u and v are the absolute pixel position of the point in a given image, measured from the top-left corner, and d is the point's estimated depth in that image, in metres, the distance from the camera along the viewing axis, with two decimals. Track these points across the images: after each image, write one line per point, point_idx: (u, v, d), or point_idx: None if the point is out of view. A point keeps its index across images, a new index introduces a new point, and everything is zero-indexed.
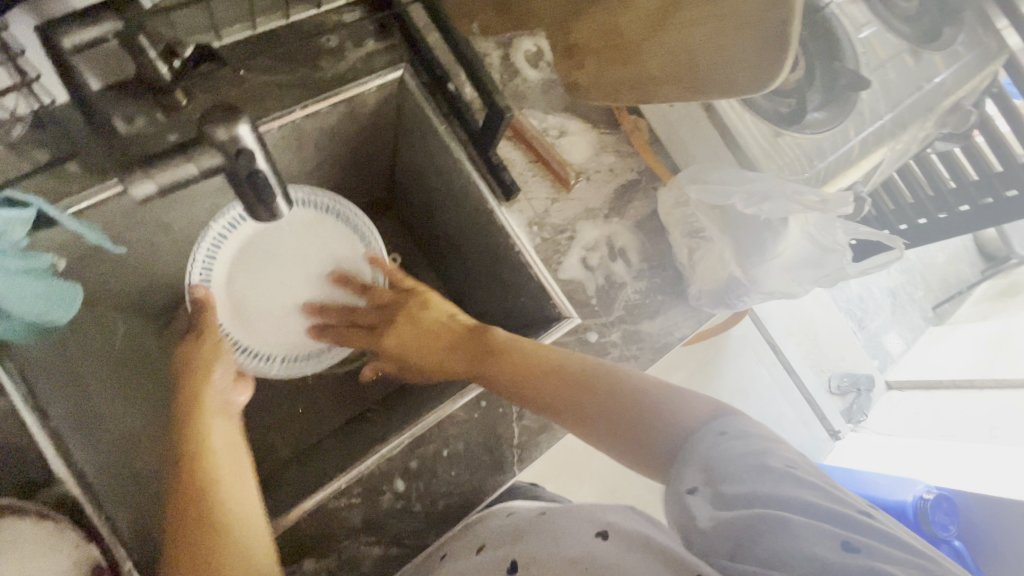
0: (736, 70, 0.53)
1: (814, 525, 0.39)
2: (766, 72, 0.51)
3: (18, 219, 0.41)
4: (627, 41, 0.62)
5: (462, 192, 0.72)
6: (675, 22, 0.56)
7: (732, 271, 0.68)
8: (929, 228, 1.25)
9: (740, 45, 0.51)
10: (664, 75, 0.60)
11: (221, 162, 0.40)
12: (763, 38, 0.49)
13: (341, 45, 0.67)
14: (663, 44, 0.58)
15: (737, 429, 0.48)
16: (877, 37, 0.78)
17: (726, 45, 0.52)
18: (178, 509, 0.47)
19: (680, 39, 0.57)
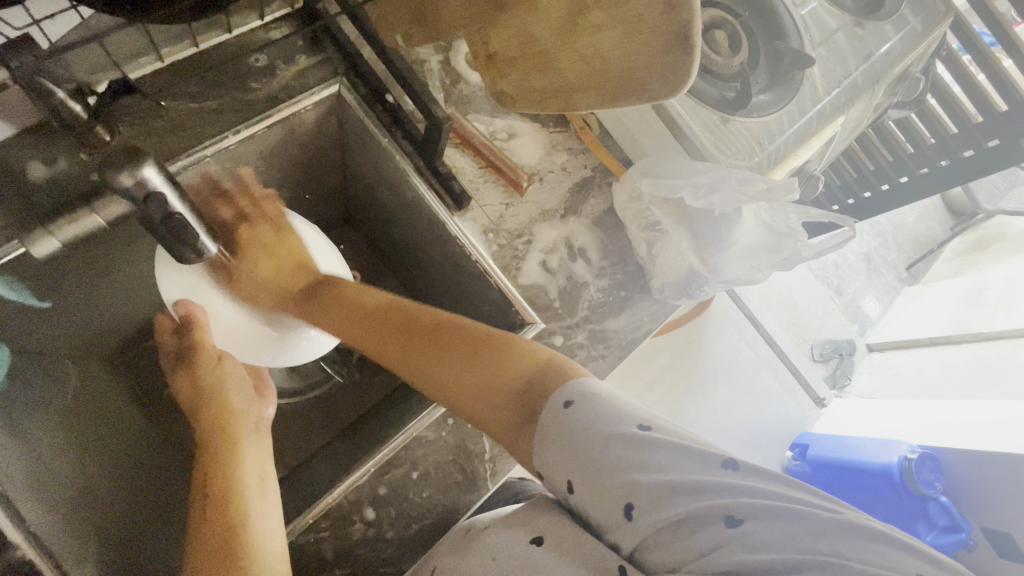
0: (645, 76, 0.48)
1: (704, 508, 0.39)
2: (673, 77, 0.46)
3: None
4: (540, 47, 0.56)
5: (414, 204, 0.71)
6: (584, 25, 0.51)
7: (692, 261, 0.68)
8: (893, 194, 1.26)
9: (646, 47, 0.47)
10: (580, 85, 0.55)
11: (129, 209, 0.37)
12: (669, 40, 0.45)
13: (270, 65, 0.65)
14: (574, 50, 0.52)
15: (589, 400, 0.44)
16: (819, 11, 0.77)
17: (635, 48, 0.48)
18: (201, 556, 0.47)
19: (590, 44, 0.51)
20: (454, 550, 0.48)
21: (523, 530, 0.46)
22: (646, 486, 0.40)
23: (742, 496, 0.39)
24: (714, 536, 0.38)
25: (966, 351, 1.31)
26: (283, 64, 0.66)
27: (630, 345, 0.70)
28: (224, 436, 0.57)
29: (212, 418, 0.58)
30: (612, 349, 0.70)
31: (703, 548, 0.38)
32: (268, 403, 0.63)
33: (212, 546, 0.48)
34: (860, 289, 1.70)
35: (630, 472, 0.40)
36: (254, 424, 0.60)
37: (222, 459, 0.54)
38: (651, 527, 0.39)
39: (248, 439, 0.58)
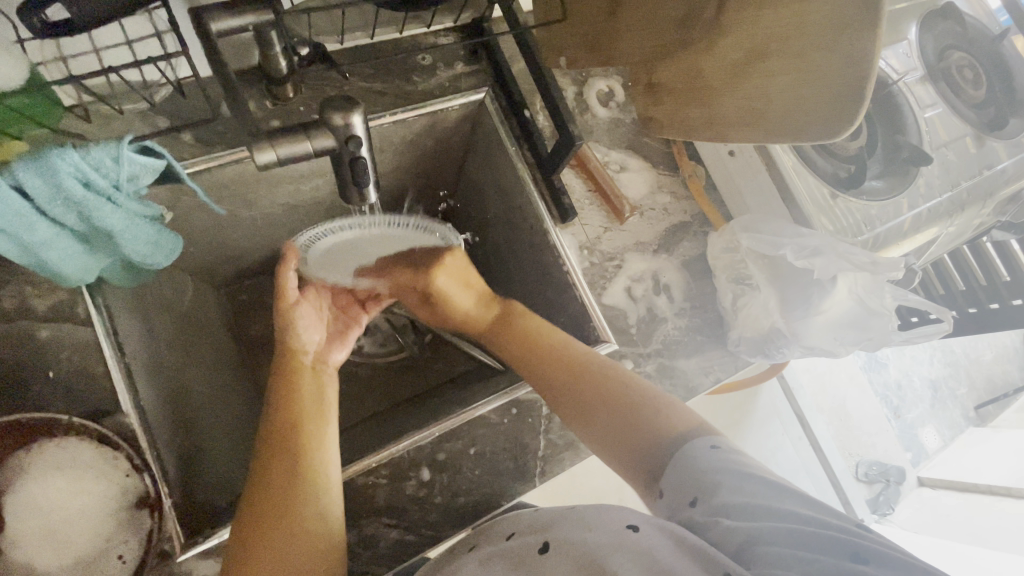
0: (806, 120, 0.57)
1: (821, 536, 0.39)
2: (836, 120, 0.54)
3: (151, 168, 0.44)
4: (704, 84, 0.64)
5: (521, 211, 0.76)
6: (754, 73, 0.59)
7: (775, 321, 0.69)
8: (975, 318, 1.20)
9: (814, 97, 0.55)
10: (731, 120, 0.63)
11: (333, 144, 0.45)
12: (838, 90, 0.53)
13: (433, 64, 0.73)
14: (740, 91, 0.61)
15: (729, 445, 0.50)
16: (941, 118, 0.79)
17: (803, 97, 0.56)
18: (269, 458, 0.51)
19: (757, 88, 0.59)
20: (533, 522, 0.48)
21: (621, 515, 0.45)
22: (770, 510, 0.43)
23: (858, 537, 0.39)
24: (833, 560, 0.38)
25: None
26: (443, 65, 0.74)
27: (694, 388, 0.72)
28: (292, 366, 0.61)
29: (296, 341, 0.64)
30: (676, 387, 0.71)
31: (814, 562, 0.37)
32: (341, 347, 0.67)
33: (276, 459, 0.51)
34: (921, 415, 1.62)
35: (760, 496, 0.44)
36: (316, 362, 0.63)
37: (290, 381, 0.59)
38: (761, 534, 0.41)
39: (312, 371, 0.62)
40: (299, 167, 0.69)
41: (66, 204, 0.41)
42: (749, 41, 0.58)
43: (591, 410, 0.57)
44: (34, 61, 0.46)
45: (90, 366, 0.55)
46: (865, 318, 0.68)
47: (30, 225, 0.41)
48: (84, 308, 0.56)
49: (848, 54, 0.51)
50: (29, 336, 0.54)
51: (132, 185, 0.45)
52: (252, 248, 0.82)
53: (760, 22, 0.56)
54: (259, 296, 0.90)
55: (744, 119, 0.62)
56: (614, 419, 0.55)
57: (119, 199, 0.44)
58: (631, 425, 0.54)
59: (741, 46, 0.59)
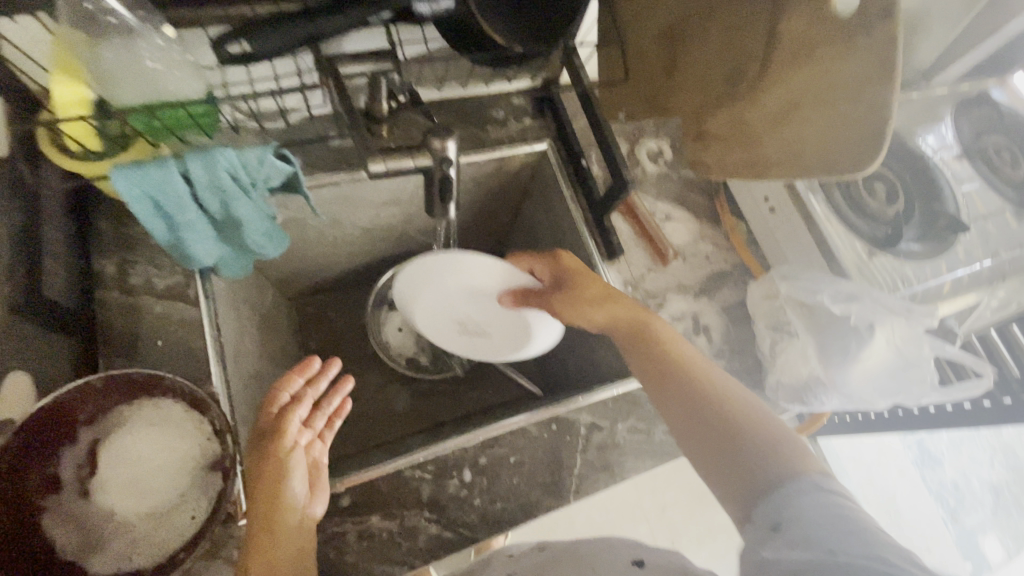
0: (830, 154, 0.58)
1: (843, 534, 0.38)
2: (868, 157, 0.55)
3: (281, 172, 0.54)
4: (748, 128, 0.66)
5: (572, 248, 0.84)
6: (787, 122, 0.62)
7: (813, 367, 0.72)
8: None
9: (846, 135, 0.56)
10: (774, 161, 0.65)
11: (429, 164, 0.54)
12: (868, 130, 0.54)
13: (506, 117, 0.84)
14: (780, 134, 0.63)
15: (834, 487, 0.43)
16: (978, 193, 0.84)
17: (835, 137, 0.57)
18: None
19: (796, 131, 0.61)
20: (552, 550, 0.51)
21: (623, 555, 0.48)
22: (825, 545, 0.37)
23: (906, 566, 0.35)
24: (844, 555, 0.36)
25: None
26: (514, 118, 0.85)
27: None
28: (273, 523, 0.52)
29: (271, 490, 0.54)
30: None
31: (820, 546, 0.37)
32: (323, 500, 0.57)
33: None
34: None
35: (801, 501, 0.42)
36: (298, 519, 0.54)
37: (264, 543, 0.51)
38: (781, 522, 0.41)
39: (291, 530, 0.53)
40: (382, 194, 0.79)
41: (216, 192, 0.51)
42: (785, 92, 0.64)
43: (697, 438, 0.52)
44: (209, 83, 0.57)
45: (190, 339, 0.63)
46: (904, 370, 0.70)
47: (184, 206, 0.51)
48: (194, 290, 0.65)
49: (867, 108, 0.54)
50: (147, 308, 0.63)
51: (263, 184, 0.54)
52: (327, 263, 0.91)
53: (792, 82, 0.60)
54: (323, 310, 0.99)
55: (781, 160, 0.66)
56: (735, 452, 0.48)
57: (253, 194, 0.54)
58: (745, 467, 0.47)
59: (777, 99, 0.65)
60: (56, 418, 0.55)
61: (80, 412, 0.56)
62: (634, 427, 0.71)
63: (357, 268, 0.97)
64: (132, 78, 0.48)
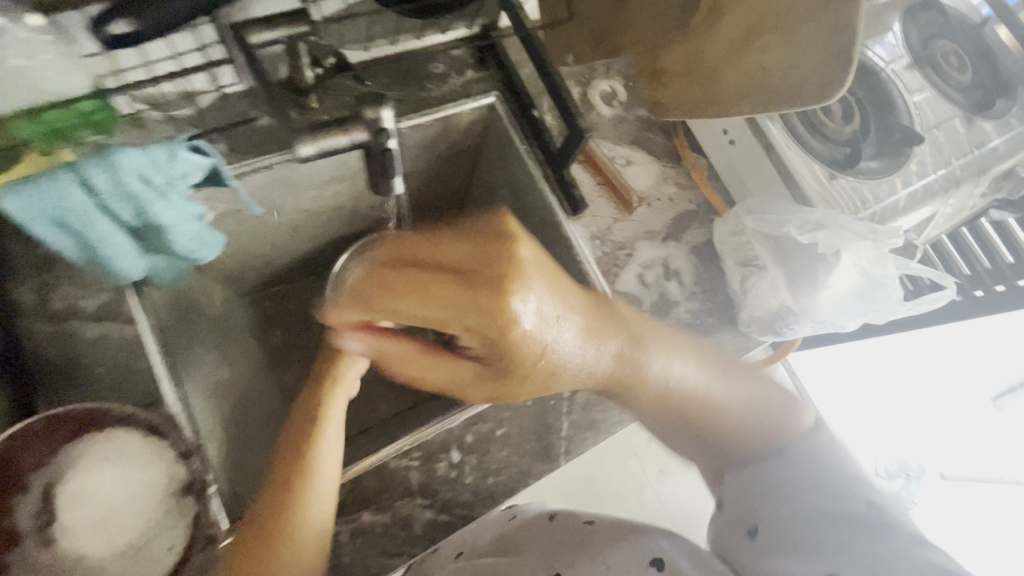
0: (802, 81, 0.61)
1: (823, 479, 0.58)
2: (829, 82, 0.59)
3: (201, 167, 0.47)
4: (708, 63, 0.65)
5: (535, 206, 0.80)
6: (752, 49, 0.63)
7: (784, 298, 0.72)
8: (965, 304, 1.22)
9: (805, 64, 0.60)
10: (736, 95, 0.65)
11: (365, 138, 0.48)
12: (828, 57, 0.59)
13: (445, 73, 0.77)
14: (744, 66, 0.64)
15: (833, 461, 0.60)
16: (930, 102, 0.83)
17: (795, 64, 0.61)
18: None
19: (758, 61, 0.63)
20: (523, 534, 0.64)
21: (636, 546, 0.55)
22: (776, 511, 0.58)
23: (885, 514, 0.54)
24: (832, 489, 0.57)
25: None
26: (455, 74, 0.77)
27: None
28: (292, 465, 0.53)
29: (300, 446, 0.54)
30: None
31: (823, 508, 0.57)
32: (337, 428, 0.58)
33: None
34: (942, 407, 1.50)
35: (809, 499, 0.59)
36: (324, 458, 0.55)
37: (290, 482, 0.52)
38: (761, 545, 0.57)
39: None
40: (322, 171, 0.72)
41: (126, 200, 0.45)
42: (745, 19, 0.62)
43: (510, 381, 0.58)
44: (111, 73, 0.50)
45: (134, 361, 0.58)
46: (873, 289, 0.70)
47: (90, 220, 0.44)
48: (130, 306, 0.60)
49: (837, 19, 0.57)
50: (79, 333, 0.58)
51: (184, 185, 0.48)
52: (276, 253, 0.86)
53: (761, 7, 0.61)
54: (282, 302, 0.95)
55: (753, 89, 0.63)
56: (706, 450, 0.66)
57: (171, 195, 0.47)
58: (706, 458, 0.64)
59: (740, 24, 0.63)
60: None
61: (23, 459, 0.51)
62: None
63: (312, 255, 0.92)
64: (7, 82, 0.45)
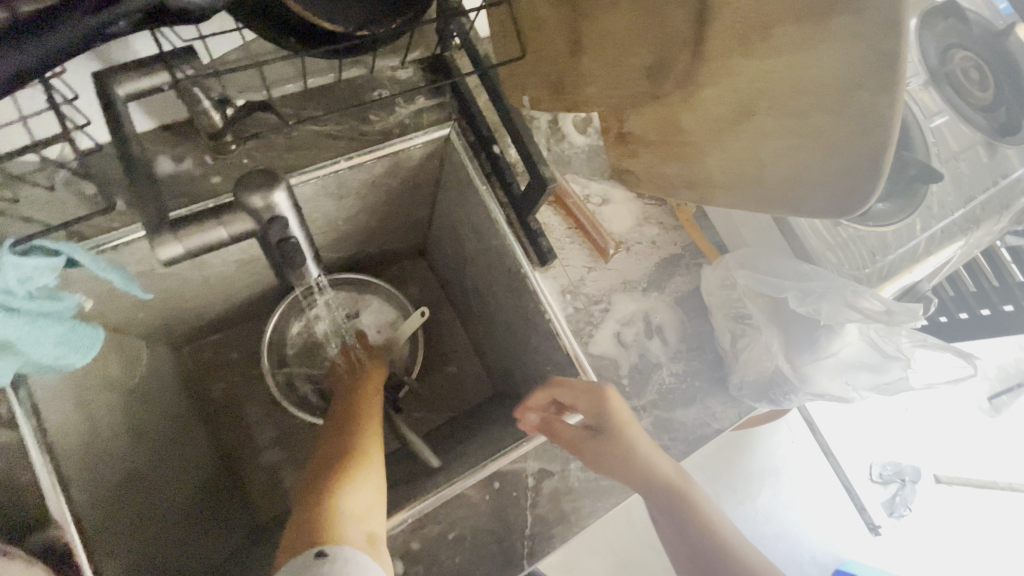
0: (799, 188, 0.35)
1: None
2: (853, 192, 0.32)
3: (48, 266, 0.39)
4: (683, 136, 0.42)
5: (498, 253, 0.70)
6: (738, 135, 0.38)
7: (779, 364, 0.63)
8: (971, 325, 1.14)
9: (824, 146, 0.32)
10: (717, 181, 0.41)
11: (251, 227, 0.38)
12: (844, 162, 0.32)
13: (391, 101, 0.65)
14: (730, 149, 0.39)
15: None
16: (949, 126, 0.73)
17: (801, 153, 0.34)
18: None
19: (751, 140, 0.37)
20: None
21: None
22: None
23: None
24: None
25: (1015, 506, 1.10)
26: (402, 103, 0.66)
27: (696, 442, 0.66)
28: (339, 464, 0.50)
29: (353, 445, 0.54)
30: (677, 443, 0.65)
31: None
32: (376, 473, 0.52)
33: None
34: None
35: None
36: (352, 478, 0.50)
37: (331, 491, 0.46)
38: None
39: None
40: None
41: None
42: (733, 92, 0.38)
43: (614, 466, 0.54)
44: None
45: (13, 475, 0.49)
46: (882, 361, 0.61)
47: None
48: (5, 406, 0.50)
49: (861, 116, 0.30)
50: None
51: (29, 288, 0.39)
52: (208, 305, 0.76)
53: (763, 69, 0.35)
54: (226, 352, 0.86)
55: (733, 182, 0.40)
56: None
57: (14, 305, 0.39)
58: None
59: (725, 99, 0.38)
60: None
61: None
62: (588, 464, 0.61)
63: (251, 301, 0.82)
64: None
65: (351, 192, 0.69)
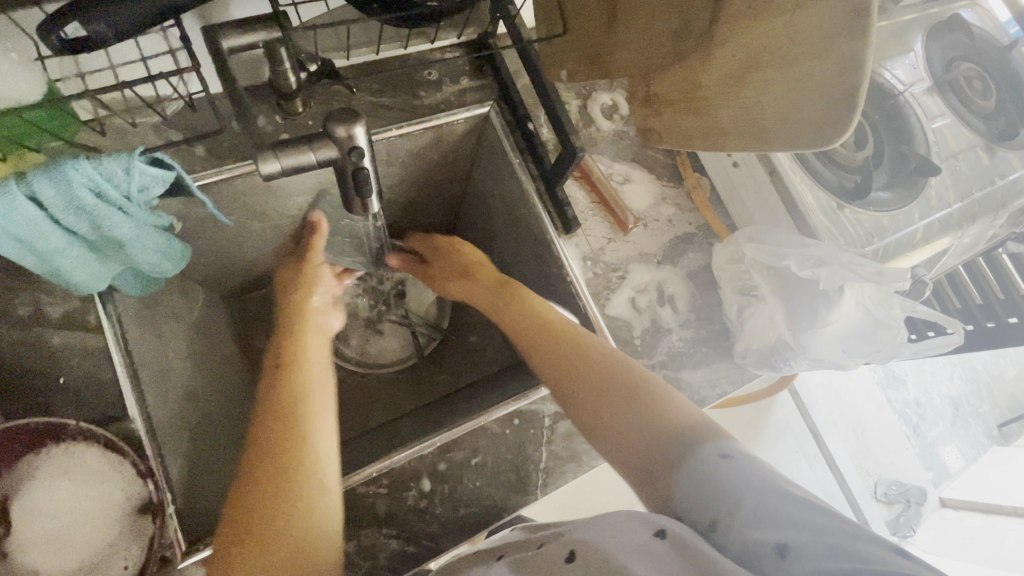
0: (799, 126, 0.44)
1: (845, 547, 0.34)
2: (825, 125, 0.42)
3: (163, 180, 0.46)
4: (699, 90, 0.51)
5: (526, 221, 0.77)
6: (748, 86, 0.47)
7: (782, 333, 0.68)
8: (977, 336, 1.15)
9: (806, 85, 0.42)
10: (726, 126, 0.50)
11: (335, 155, 0.46)
12: (822, 99, 0.41)
13: (439, 79, 0.73)
14: (736, 97, 0.48)
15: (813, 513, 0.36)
16: (949, 129, 0.80)
17: (791, 92, 0.43)
18: None
19: (754, 89, 0.46)
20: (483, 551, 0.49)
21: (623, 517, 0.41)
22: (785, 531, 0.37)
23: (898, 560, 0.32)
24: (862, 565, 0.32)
25: (1006, 521, 1.10)
26: (449, 81, 0.73)
27: (700, 402, 0.71)
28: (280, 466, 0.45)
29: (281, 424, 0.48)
30: None
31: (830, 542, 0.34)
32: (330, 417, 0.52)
33: None
34: (942, 435, 1.43)
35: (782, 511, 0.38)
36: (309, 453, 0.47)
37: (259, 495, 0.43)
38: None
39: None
40: (306, 179, 0.69)
41: (79, 214, 0.43)
42: (740, 50, 0.46)
43: (566, 372, 0.55)
44: (52, 77, 0.47)
45: (99, 371, 0.56)
46: (873, 329, 0.67)
47: (44, 234, 0.43)
48: (95, 315, 0.57)
49: (837, 62, 0.39)
50: (42, 342, 0.56)
51: (144, 197, 0.46)
52: (257, 257, 0.83)
53: (761, 32, 0.44)
54: (267, 307, 0.93)
55: (737, 125, 0.49)
56: (642, 446, 0.47)
57: (129, 210, 0.46)
58: (646, 447, 0.47)
59: (734, 55, 0.47)
60: None
61: None
62: None
63: None
64: None
65: (397, 159, 0.76)
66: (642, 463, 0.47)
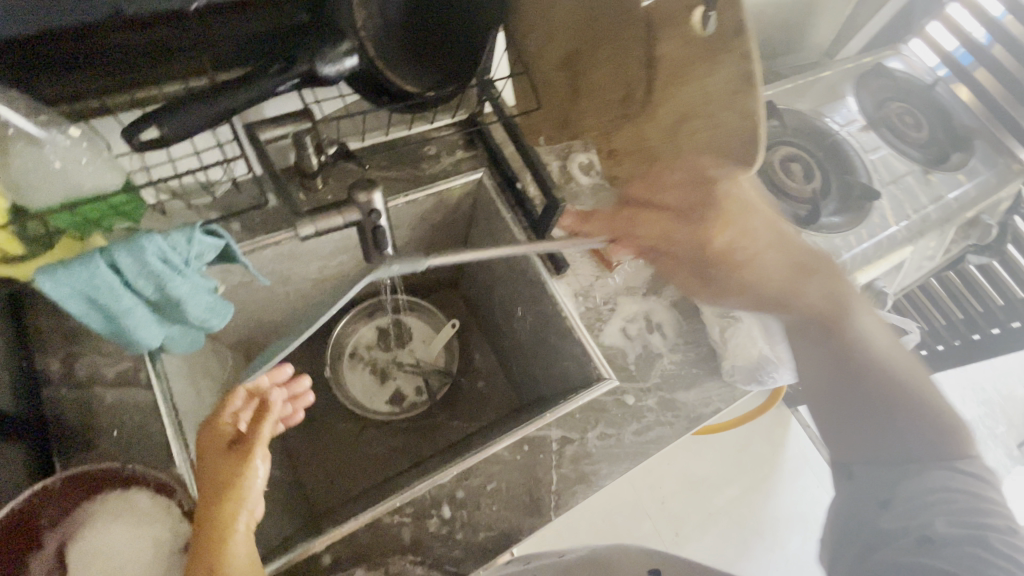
0: (725, 162, 0.54)
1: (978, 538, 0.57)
2: (743, 160, 0.51)
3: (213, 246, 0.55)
4: (648, 142, 0.62)
5: (522, 267, 0.86)
6: (682, 135, 0.57)
7: (762, 348, 0.75)
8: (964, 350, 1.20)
9: (725, 130, 0.52)
10: (672, 170, 0.60)
11: (358, 217, 0.56)
12: (737, 140, 0.51)
13: (438, 152, 0.85)
14: (676, 144, 0.58)
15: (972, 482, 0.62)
16: (886, 160, 0.91)
17: (715, 137, 0.53)
18: None
19: (688, 137, 0.56)
20: None
21: None
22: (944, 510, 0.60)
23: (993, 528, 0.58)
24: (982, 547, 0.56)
25: None
26: (446, 153, 0.85)
27: (698, 419, 0.76)
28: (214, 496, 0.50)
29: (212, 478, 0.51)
30: (680, 419, 0.75)
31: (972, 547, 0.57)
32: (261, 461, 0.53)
33: None
34: None
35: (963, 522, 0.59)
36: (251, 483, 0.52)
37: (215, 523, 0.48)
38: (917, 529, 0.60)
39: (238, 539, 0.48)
40: (327, 244, 0.79)
41: (148, 278, 0.52)
42: (673, 108, 0.56)
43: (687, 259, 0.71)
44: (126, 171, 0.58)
45: (147, 423, 0.62)
46: None
47: (118, 295, 0.51)
48: (145, 373, 0.65)
49: (743, 111, 0.49)
50: (98, 400, 0.63)
51: (198, 261, 0.55)
52: (280, 318, 0.91)
53: (682, 94, 0.55)
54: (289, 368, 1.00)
55: (681, 168, 0.59)
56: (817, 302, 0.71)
57: (187, 273, 0.54)
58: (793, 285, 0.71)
59: (669, 112, 0.57)
60: (17, 527, 0.52)
61: (43, 515, 0.53)
62: (603, 433, 0.72)
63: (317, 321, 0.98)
64: (46, 186, 0.49)
65: (405, 222, 0.87)
66: (798, 277, 0.71)
